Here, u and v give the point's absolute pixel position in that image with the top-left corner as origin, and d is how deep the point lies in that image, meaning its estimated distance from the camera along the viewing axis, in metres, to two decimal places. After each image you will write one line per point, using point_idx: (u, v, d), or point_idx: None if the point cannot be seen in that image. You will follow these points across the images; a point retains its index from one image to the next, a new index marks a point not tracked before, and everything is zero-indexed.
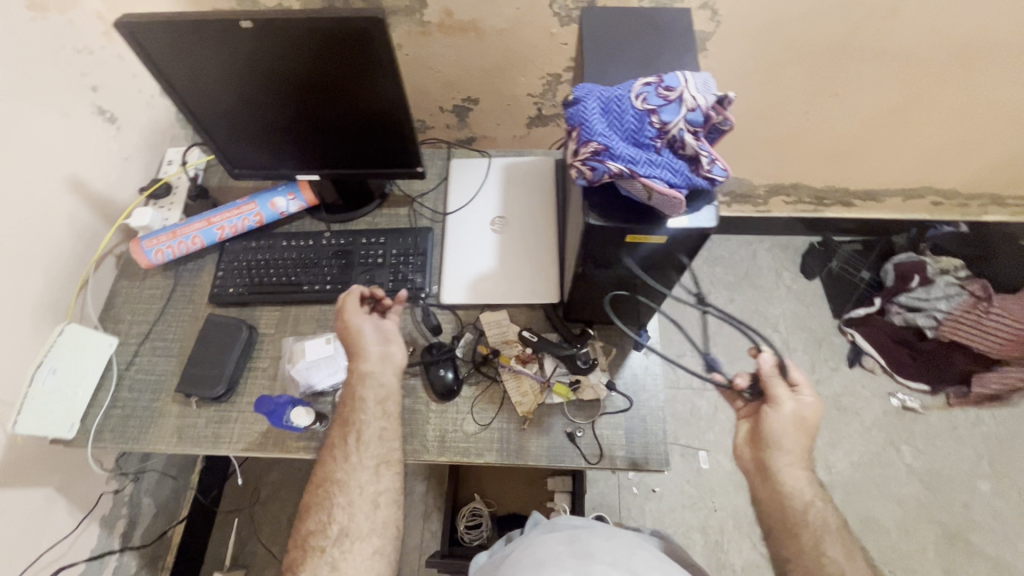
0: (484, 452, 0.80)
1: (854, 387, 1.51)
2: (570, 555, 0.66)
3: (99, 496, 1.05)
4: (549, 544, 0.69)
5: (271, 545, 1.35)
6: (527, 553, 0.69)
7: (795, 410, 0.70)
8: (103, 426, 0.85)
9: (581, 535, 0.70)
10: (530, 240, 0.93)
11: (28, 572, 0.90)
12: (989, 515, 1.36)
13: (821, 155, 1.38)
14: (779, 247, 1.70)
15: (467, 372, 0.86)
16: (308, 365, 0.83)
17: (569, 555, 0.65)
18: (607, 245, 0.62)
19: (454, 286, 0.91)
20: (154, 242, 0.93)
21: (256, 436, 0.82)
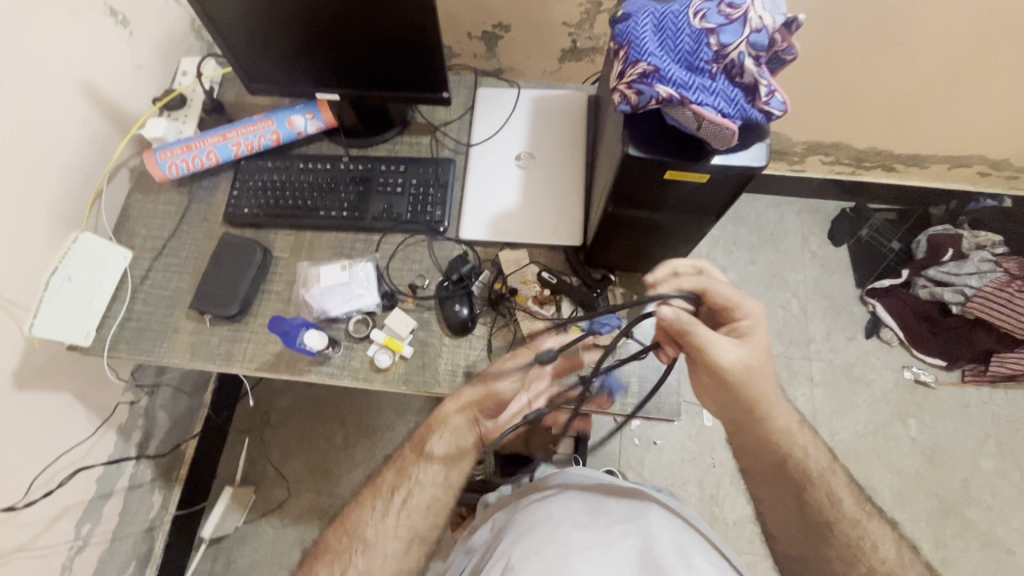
0: None
1: (868, 358, 1.49)
2: (582, 512, 0.65)
3: (116, 405, 1.07)
4: (562, 499, 0.69)
5: (280, 466, 1.40)
6: (540, 505, 0.69)
7: (740, 358, 0.62)
8: (119, 337, 0.85)
9: (595, 494, 0.70)
10: (556, 179, 0.89)
11: (49, 470, 0.93)
12: (987, 491, 1.37)
13: (868, 113, 1.29)
14: (809, 211, 1.63)
15: (482, 309, 0.84)
16: (323, 291, 0.82)
17: (584, 511, 0.66)
18: (642, 181, 0.58)
19: (474, 221, 0.88)
20: (168, 155, 0.90)
21: (269, 357, 0.83)
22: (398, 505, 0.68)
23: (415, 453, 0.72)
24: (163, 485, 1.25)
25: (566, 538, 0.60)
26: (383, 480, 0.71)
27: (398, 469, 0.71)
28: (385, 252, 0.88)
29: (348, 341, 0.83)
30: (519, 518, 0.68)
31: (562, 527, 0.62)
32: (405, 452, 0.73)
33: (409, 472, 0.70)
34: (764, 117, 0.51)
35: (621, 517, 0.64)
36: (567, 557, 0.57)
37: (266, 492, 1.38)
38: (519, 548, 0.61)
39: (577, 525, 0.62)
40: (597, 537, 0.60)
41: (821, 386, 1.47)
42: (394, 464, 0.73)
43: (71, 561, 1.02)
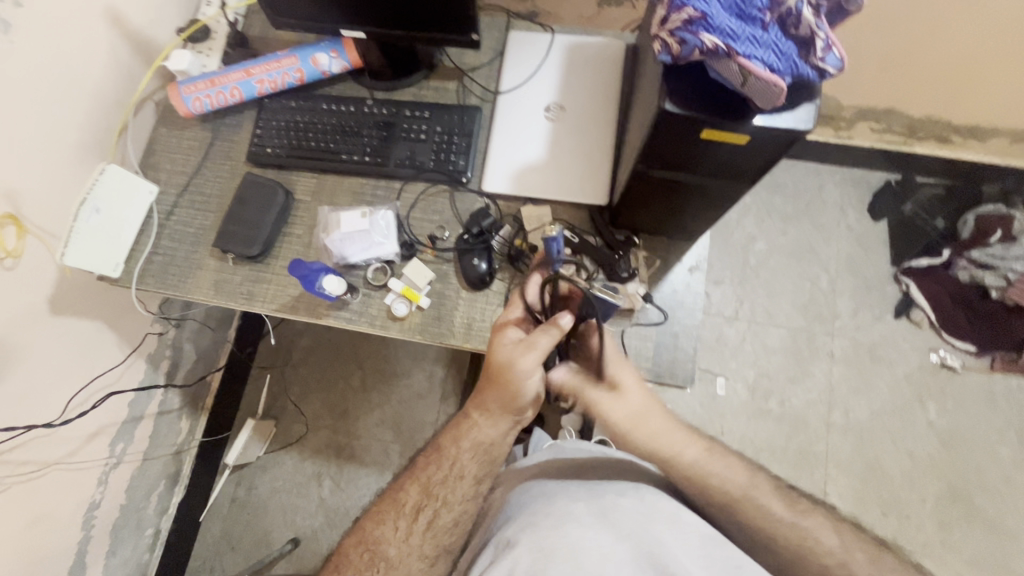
0: None
1: (894, 338, 1.45)
2: (574, 473, 0.66)
3: (145, 335, 1.12)
4: (560, 466, 0.69)
5: (299, 403, 1.46)
6: (538, 473, 0.69)
7: (629, 411, 0.70)
8: (146, 271, 0.87)
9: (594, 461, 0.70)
10: (585, 134, 0.85)
11: (84, 391, 0.99)
12: (1000, 480, 1.36)
13: (929, 77, 1.19)
14: (851, 181, 1.55)
15: (501, 265, 0.83)
16: (342, 237, 0.82)
17: (579, 477, 0.65)
18: (676, 140, 0.55)
19: (498, 173, 0.86)
20: (191, 89, 0.89)
21: (289, 299, 0.84)
22: (424, 522, 0.66)
23: (441, 471, 0.68)
24: (191, 413, 1.32)
25: (561, 497, 0.60)
26: (404, 492, 0.68)
27: (421, 484, 0.68)
28: (406, 201, 0.87)
29: (366, 288, 0.83)
30: (520, 484, 0.69)
31: (558, 488, 0.62)
32: (426, 461, 0.70)
33: (435, 491, 0.67)
34: (816, 74, 0.47)
35: (617, 480, 0.64)
36: (561, 510, 0.58)
37: (285, 426, 1.45)
38: (511, 508, 0.63)
39: (572, 486, 0.62)
40: (591, 492, 0.60)
41: (841, 363, 1.44)
42: (414, 476, 0.69)
43: (106, 475, 1.10)
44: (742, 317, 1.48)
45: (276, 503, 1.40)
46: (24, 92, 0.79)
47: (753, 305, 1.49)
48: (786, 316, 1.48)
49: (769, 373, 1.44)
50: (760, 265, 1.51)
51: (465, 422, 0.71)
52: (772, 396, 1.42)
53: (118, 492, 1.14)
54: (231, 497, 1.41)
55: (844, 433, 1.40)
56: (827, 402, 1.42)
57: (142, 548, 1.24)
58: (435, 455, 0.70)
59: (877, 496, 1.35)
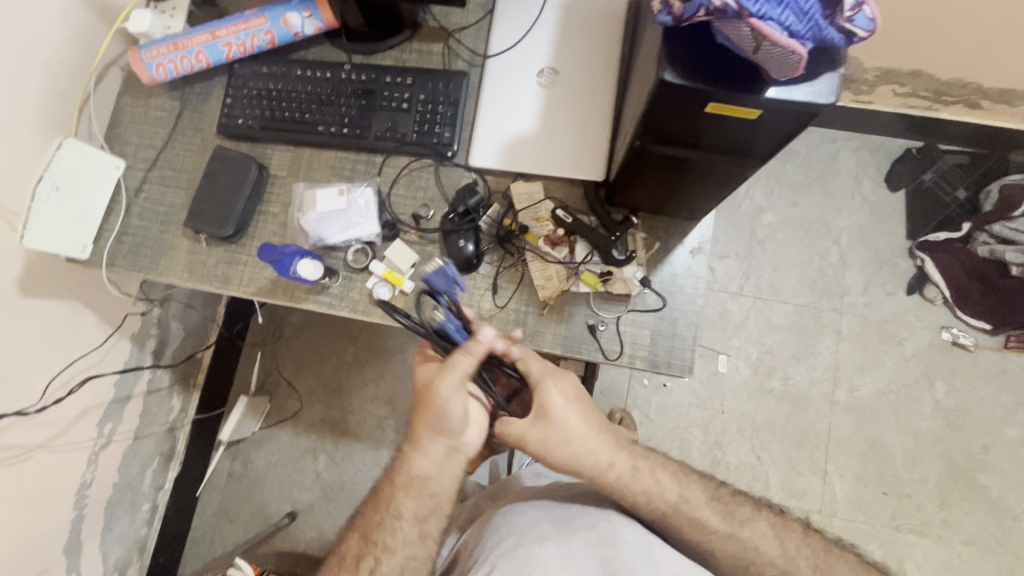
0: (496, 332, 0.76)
1: (904, 315, 1.39)
2: (552, 527, 0.64)
3: (126, 315, 1.09)
4: (530, 507, 0.69)
5: (293, 379, 1.45)
6: (510, 513, 0.69)
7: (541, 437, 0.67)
8: (116, 251, 0.83)
9: (562, 500, 0.70)
10: (581, 102, 0.78)
11: (64, 373, 0.97)
12: (1006, 460, 1.33)
13: (961, 35, 1.09)
14: (868, 149, 1.46)
15: (489, 246, 0.78)
16: (319, 217, 0.76)
17: (556, 536, 0.63)
18: (678, 115, 0.49)
19: (486, 146, 0.79)
20: (154, 54, 0.82)
21: (266, 282, 0.79)
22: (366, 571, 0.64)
23: (379, 513, 0.67)
24: (182, 390, 1.30)
25: (529, 554, 0.61)
26: (347, 545, 0.67)
27: (361, 533, 0.67)
28: (388, 176, 0.81)
29: (347, 271, 0.79)
30: (488, 526, 0.69)
31: (528, 541, 0.63)
32: (370, 510, 0.68)
33: (375, 538, 0.66)
34: (843, 39, 0.40)
35: (587, 525, 0.64)
36: (529, 575, 0.58)
37: (279, 402, 1.44)
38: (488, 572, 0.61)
39: (541, 537, 0.63)
40: (561, 551, 0.61)
41: (848, 341, 1.40)
42: (358, 529, 0.68)
43: (96, 455, 1.09)
44: (747, 293, 1.43)
45: (272, 478, 1.40)
46: None
47: (759, 280, 1.43)
48: (793, 292, 1.42)
49: (773, 350, 1.40)
50: (767, 238, 1.45)
51: (399, 458, 0.69)
52: (775, 373, 1.39)
53: (109, 471, 1.14)
54: (227, 472, 1.41)
55: (847, 412, 1.36)
56: (831, 380, 1.38)
57: (139, 523, 1.25)
58: (380, 503, 0.68)
59: (878, 474, 1.33)
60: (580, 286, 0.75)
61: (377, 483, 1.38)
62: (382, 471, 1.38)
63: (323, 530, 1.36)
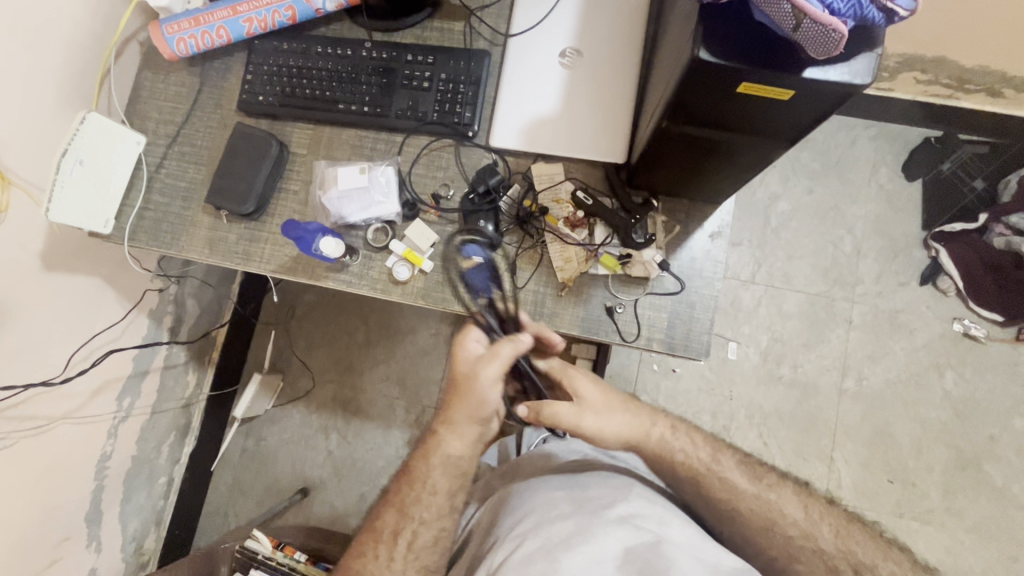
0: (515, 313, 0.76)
1: (916, 305, 1.39)
2: (568, 500, 0.64)
3: (144, 291, 1.10)
4: (546, 491, 0.67)
5: (305, 359, 1.46)
6: (526, 498, 0.67)
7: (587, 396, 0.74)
8: (137, 227, 0.84)
9: (578, 481, 0.68)
10: (603, 84, 0.78)
11: (86, 347, 0.98)
12: (1012, 451, 1.33)
13: (989, 21, 1.07)
14: (886, 137, 1.45)
15: (508, 227, 0.78)
16: (340, 195, 0.77)
17: (574, 504, 0.63)
18: (710, 94, 0.48)
19: (507, 127, 0.79)
20: (175, 28, 0.82)
21: (287, 259, 0.80)
22: (405, 543, 0.65)
23: (416, 488, 0.67)
24: (197, 366, 1.32)
25: (550, 531, 0.58)
26: (380, 521, 0.67)
27: (397, 510, 0.67)
28: (408, 156, 0.81)
29: (366, 250, 0.79)
30: (506, 509, 0.68)
31: (547, 520, 0.60)
32: (399, 487, 0.69)
33: (411, 511, 0.66)
34: (884, 17, 0.39)
35: (606, 502, 0.62)
36: (551, 550, 0.56)
37: (292, 381, 1.46)
38: (509, 546, 0.59)
39: (561, 516, 0.60)
40: (581, 524, 0.58)
41: (859, 330, 1.40)
42: (387, 506, 0.68)
43: (116, 428, 1.11)
44: (759, 281, 1.43)
45: (285, 455, 1.42)
46: None
47: (771, 268, 1.43)
48: (805, 280, 1.42)
49: (783, 338, 1.40)
50: (780, 226, 1.44)
51: (431, 441, 0.69)
52: (784, 361, 1.39)
53: (128, 444, 1.16)
54: (241, 447, 1.44)
55: (855, 401, 1.37)
56: (841, 368, 1.39)
57: (156, 496, 1.28)
58: (408, 478, 0.68)
59: (884, 463, 1.34)
60: (599, 268, 0.76)
61: (388, 462, 1.40)
62: (393, 450, 1.40)
63: (335, 506, 1.38)
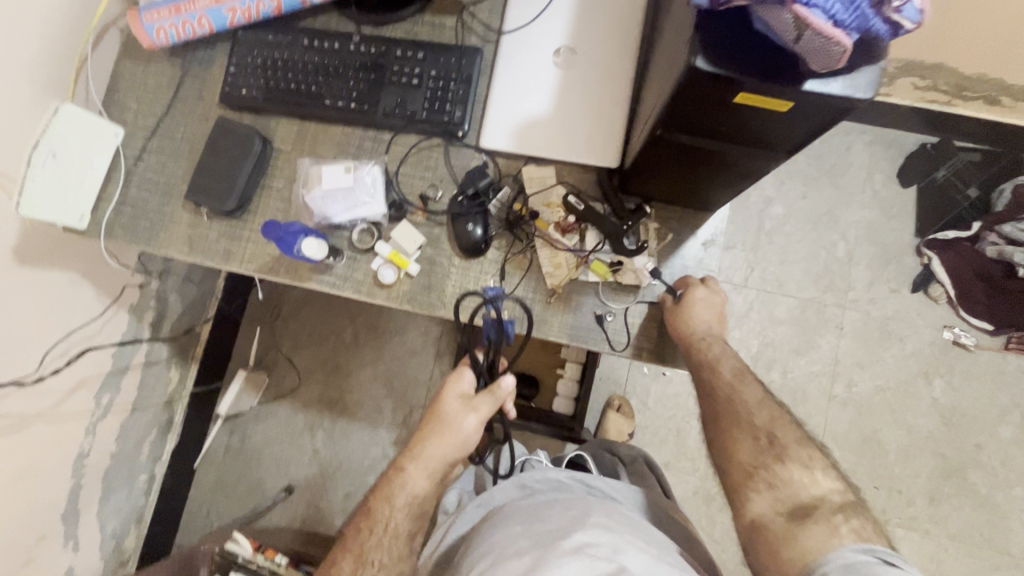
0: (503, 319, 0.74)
1: (907, 312, 1.39)
2: (525, 535, 0.58)
3: (124, 287, 1.07)
4: (506, 524, 0.62)
5: (292, 356, 1.44)
6: (485, 535, 0.62)
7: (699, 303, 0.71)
8: (114, 223, 0.81)
9: (539, 507, 0.63)
10: (598, 85, 0.76)
11: (62, 344, 0.95)
12: (998, 459, 1.34)
13: (989, 29, 1.06)
14: (882, 142, 1.44)
15: (497, 231, 0.76)
16: (324, 195, 0.74)
17: (532, 539, 0.57)
18: (707, 104, 0.46)
19: (499, 127, 0.77)
20: (154, 17, 0.78)
21: (269, 259, 0.78)
22: None
23: (375, 532, 0.69)
24: (180, 362, 1.29)
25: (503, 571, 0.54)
26: (338, 564, 0.69)
27: (354, 554, 0.69)
28: (395, 155, 0.79)
29: (351, 251, 0.77)
30: (468, 549, 0.63)
31: (502, 559, 0.56)
32: (356, 528, 0.71)
33: (370, 557, 0.68)
34: (889, 30, 0.38)
35: (563, 533, 0.57)
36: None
37: (278, 378, 1.43)
38: None
39: (515, 554, 0.55)
40: (537, 559, 0.54)
41: (850, 336, 1.39)
42: (343, 548, 0.70)
43: (94, 426, 1.09)
44: (752, 285, 1.42)
45: (270, 453, 1.40)
46: None
47: (764, 273, 1.42)
48: (797, 286, 1.41)
49: (774, 343, 1.40)
50: (774, 230, 1.43)
51: (395, 481, 0.71)
52: (775, 367, 1.39)
53: (107, 442, 1.14)
54: (225, 445, 1.41)
55: (844, 406, 1.37)
56: (831, 374, 1.38)
57: (137, 494, 1.26)
58: (367, 519, 0.71)
59: (871, 470, 1.35)
60: (590, 274, 0.74)
61: (374, 462, 1.38)
62: (380, 450, 1.38)
63: (320, 505, 1.37)
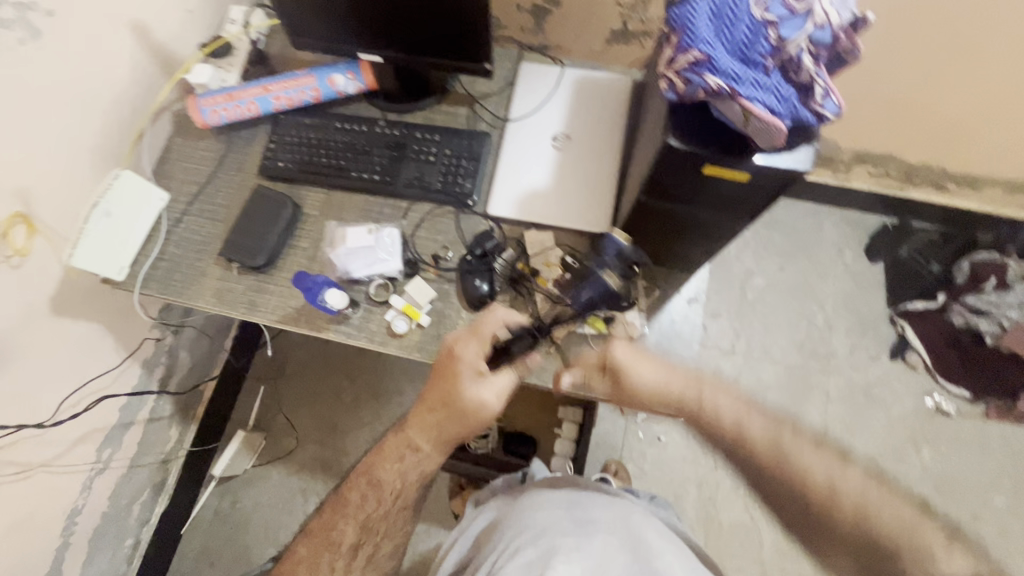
0: None
1: (889, 379, 1.45)
2: (571, 522, 0.62)
3: (143, 340, 1.12)
4: (550, 507, 0.66)
5: (291, 416, 1.46)
6: (526, 515, 0.65)
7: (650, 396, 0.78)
8: (150, 276, 0.88)
9: (580, 495, 0.68)
10: (590, 163, 0.88)
11: (77, 393, 0.99)
12: (996, 528, 1.34)
13: (925, 123, 1.23)
14: (848, 223, 1.58)
15: (501, 286, 0.84)
16: (348, 252, 0.83)
17: (579, 524, 0.62)
18: (681, 174, 0.56)
19: (504, 197, 0.87)
20: (210, 102, 0.91)
21: (291, 310, 0.84)
22: (364, 556, 0.74)
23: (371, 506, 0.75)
24: (181, 421, 1.31)
25: (550, 544, 0.58)
26: (361, 527, 0.74)
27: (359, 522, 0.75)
28: (412, 220, 0.89)
29: (368, 304, 0.84)
30: (503, 528, 0.66)
31: (546, 535, 0.61)
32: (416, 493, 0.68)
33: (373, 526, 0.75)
34: (815, 118, 0.49)
35: (604, 525, 0.63)
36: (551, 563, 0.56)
37: (274, 440, 1.44)
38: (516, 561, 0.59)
39: (563, 532, 0.61)
40: (579, 544, 0.59)
41: (836, 402, 1.44)
42: (345, 510, 0.75)
43: (90, 481, 1.09)
44: (739, 351, 1.49)
45: (260, 518, 1.38)
46: (42, 95, 0.81)
47: (749, 339, 1.49)
48: (782, 352, 1.48)
49: None
50: (756, 299, 1.53)
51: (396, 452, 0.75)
52: None
53: (100, 500, 1.13)
54: (214, 510, 1.38)
55: None
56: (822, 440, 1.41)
57: (120, 559, 1.22)
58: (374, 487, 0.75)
59: None
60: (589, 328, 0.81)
61: None
62: None
63: None
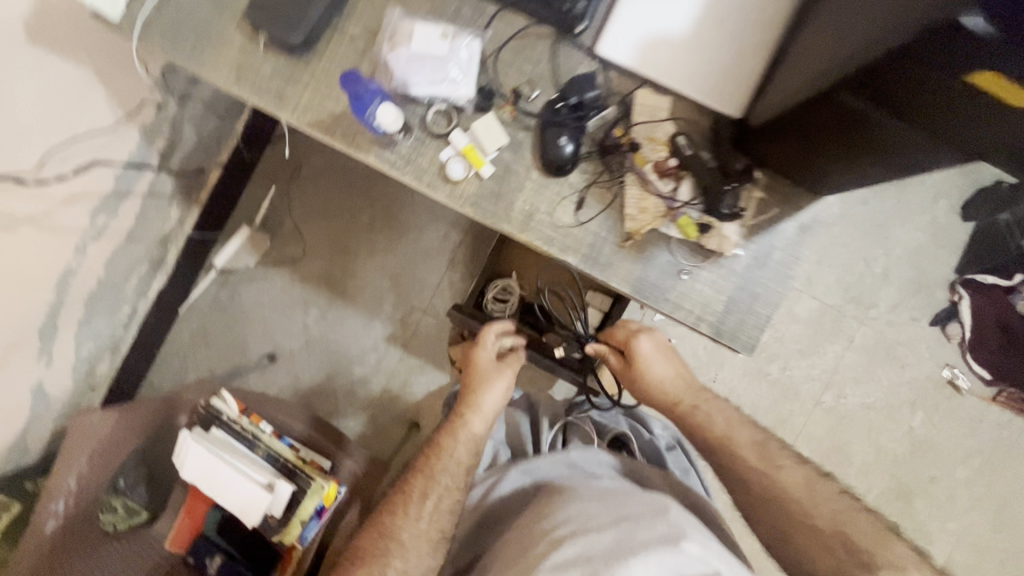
0: (567, 251, 0.68)
1: (917, 342, 1.39)
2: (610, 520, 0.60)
3: (141, 101, 1.01)
4: (582, 501, 0.66)
5: (301, 225, 1.36)
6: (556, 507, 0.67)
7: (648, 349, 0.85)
8: (153, 22, 0.69)
9: (615, 495, 0.66)
10: (750, 16, 0.65)
11: (65, 144, 0.88)
12: (945, 495, 1.42)
13: None
14: (961, 168, 1.36)
15: (587, 152, 0.68)
16: (411, 58, 0.65)
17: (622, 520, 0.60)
18: (922, 74, 0.42)
19: (624, 34, 0.66)
20: None
21: (326, 116, 0.68)
22: (428, 505, 0.79)
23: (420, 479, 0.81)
24: (183, 203, 1.22)
25: (585, 545, 0.57)
26: (424, 524, 0.78)
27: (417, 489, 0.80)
28: (495, 34, 0.68)
29: (422, 133, 0.68)
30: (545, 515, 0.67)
31: (582, 533, 0.59)
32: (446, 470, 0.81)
33: (438, 478, 0.81)
34: None
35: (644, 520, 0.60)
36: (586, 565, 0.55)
37: (280, 244, 1.37)
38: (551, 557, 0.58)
39: (599, 528, 0.59)
40: (620, 543, 0.56)
41: (856, 351, 1.40)
42: (406, 498, 0.80)
43: (85, 245, 1.01)
44: None
45: (259, 315, 1.39)
46: None
47: None
48: (825, 289, 1.39)
49: (782, 338, 1.40)
50: None
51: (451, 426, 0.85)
52: (775, 361, 1.40)
53: (96, 267, 1.07)
54: (212, 297, 1.37)
55: (826, 414, 1.41)
56: (825, 382, 1.41)
57: (117, 324, 1.21)
58: (430, 483, 0.80)
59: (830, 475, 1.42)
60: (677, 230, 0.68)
61: (363, 349, 1.39)
62: (371, 340, 1.39)
63: (301, 377, 1.39)
